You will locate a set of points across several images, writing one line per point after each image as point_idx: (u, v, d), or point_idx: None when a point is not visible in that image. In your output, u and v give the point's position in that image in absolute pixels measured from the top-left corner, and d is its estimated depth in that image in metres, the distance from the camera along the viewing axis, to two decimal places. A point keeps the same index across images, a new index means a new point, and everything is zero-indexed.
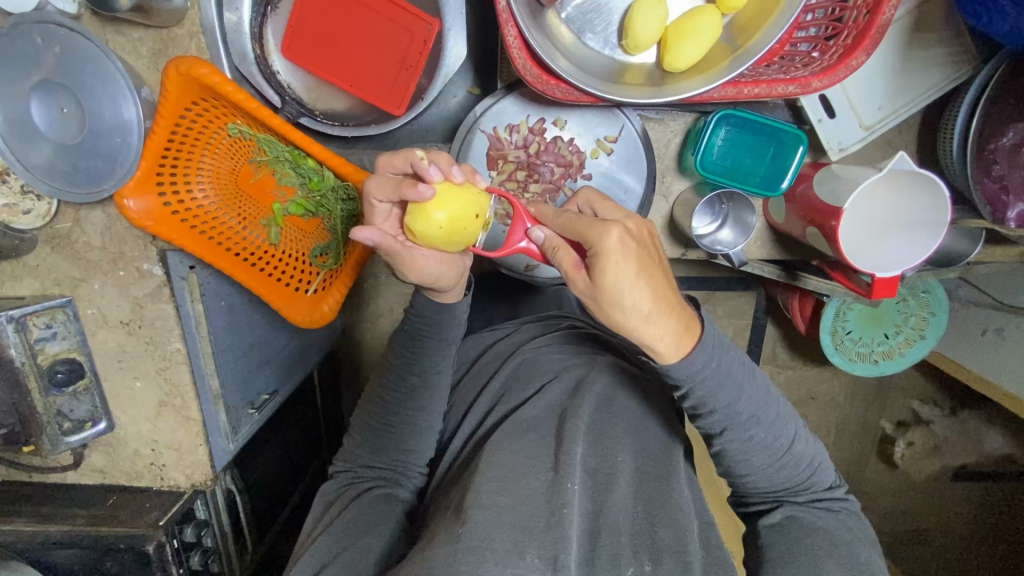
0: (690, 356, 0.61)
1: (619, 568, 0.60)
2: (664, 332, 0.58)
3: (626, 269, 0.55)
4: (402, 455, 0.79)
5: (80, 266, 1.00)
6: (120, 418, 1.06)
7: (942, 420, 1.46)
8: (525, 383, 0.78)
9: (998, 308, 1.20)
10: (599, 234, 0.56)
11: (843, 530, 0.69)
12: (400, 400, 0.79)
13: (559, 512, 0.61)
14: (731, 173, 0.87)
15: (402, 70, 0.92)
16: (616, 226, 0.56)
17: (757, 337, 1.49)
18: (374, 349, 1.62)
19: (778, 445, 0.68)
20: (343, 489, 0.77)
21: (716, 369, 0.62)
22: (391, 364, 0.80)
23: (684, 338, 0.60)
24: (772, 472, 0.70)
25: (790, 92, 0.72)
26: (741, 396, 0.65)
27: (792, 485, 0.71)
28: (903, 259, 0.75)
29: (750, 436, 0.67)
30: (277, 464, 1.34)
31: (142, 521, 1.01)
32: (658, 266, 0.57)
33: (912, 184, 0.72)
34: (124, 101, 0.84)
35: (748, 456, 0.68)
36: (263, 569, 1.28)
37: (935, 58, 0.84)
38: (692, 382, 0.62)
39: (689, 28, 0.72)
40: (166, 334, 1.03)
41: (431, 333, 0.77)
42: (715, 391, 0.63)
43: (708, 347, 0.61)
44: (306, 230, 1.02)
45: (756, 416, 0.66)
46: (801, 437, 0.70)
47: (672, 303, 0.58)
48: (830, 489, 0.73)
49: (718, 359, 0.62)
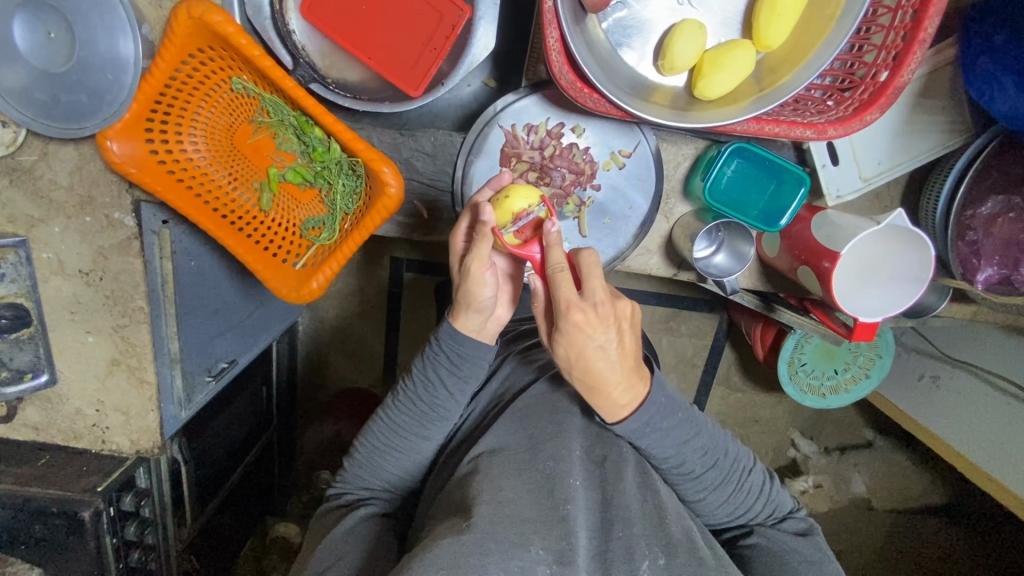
0: (624, 421, 0.72)
1: (633, 564, 0.60)
2: (610, 399, 0.70)
3: (574, 348, 0.67)
4: (400, 478, 0.82)
5: (40, 206, 0.91)
6: (64, 373, 0.98)
7: (818, 456, 1.64)
8: (520, 381, 0.86)
9: (937, 357, 1.28)
10: (563, 313, 0.66)
11: (814, 549, 0.77)
12: (410, 427, 0.80)
13: (564, 508, 0.63)
14: (734, 204, 0.89)
15: (425, 52, 0.89)
16: (578, 315, 0.66)
17: (715, 358, 1.55)
18: (337, 329, 1.58)
19: (732, 485, 0.78)
20: (342, 509, 0.79)
21: (653, 431, 0.72)
22: (403, 389, 0.81)
23: (627, 408, 0.71)
24: (728, 509, 0.78)
25: (806, 136, 0.75)
26: (691, 441, 0.75)
27: (755, 517, 0.80)
28: (883, 308, 0.80)
29: (697, 475, 0.76)
30: (227, 436, 1.27)
31: (79, 485, 0.95)
32: (603, 355, 0.67)
33: (900, 240, 0.77)
34: (122, 36, 0.78)
35: (704, 497, 0.78)
36: (198, 544, 1.22)
37: (933, 125, 0.90)
38: (632, 436, 0.73)
39: (724, 59, 0.74)
40: (129, 290, 0.94)
41: (449, 371, 0.78)
42: (657, 446, 0.73)
43: (646, 413, 0.72)
44: (301, 201, 0.96)
45: (706, 460, 0.76)
46: (755, 470, 0.81)
47: (615, 379, 0.69)
48: (793, 514, 0.81)
49: (656, 422, 0.72)
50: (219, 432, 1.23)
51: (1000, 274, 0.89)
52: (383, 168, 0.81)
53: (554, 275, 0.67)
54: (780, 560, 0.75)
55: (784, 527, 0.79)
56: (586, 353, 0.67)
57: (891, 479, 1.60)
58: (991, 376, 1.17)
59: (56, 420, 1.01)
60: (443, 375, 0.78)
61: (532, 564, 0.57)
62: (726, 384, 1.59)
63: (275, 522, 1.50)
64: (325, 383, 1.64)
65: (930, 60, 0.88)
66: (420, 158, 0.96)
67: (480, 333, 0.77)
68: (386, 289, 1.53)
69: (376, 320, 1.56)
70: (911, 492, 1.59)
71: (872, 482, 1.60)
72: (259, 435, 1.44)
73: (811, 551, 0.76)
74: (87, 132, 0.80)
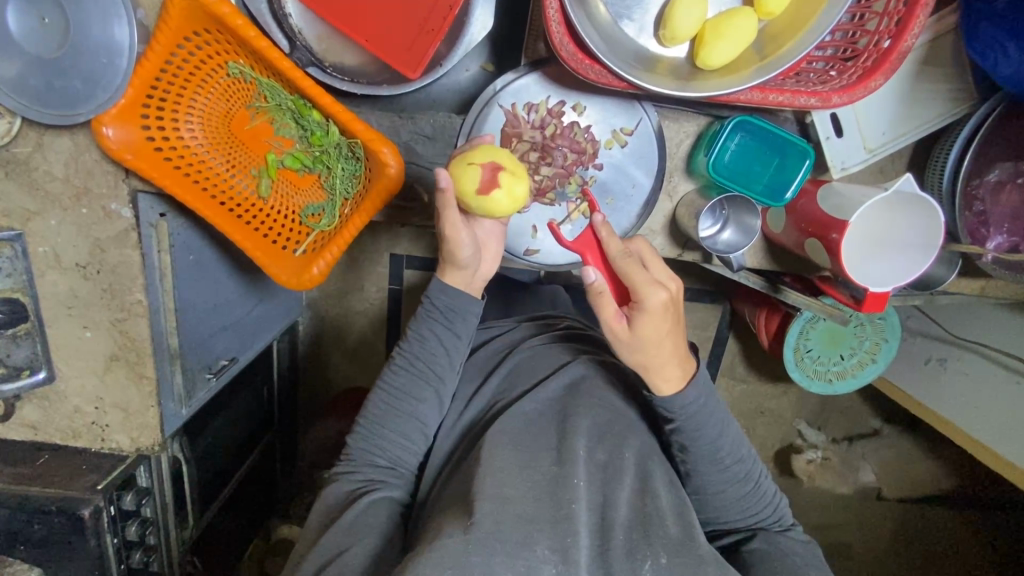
0: (683, 394, 0.72)
1: (636, 564, 0.60)
2: (671, 372, 0.72)
3: (667, 323, 0.68)
4: (406, 453, 0.81)
5: (36, 198, 0.89)
6: (63, 369, 0.97)
7: (832, 446, 1.58)
8: (526, 381, 0.84)
9: (946, 341, 1.27)
10: (651, 291, 0.67)
11: (813, 556, 0.75)
12: (408, 389, 0.81)
13: (568, 506, 0.63)
14: (738, 179, 0.89)
15: (422, 33, 0.89)
16: (664, 289, 0.68)
17: (720, 347, 1.54)
18: (336, 327, 1.56)
19: (750, 485, 0.76)
20: (349, 493, 0.77)
21: (698, 411, 0.73)
22: (399, 355, 0.83)
23: (682, 380, 0.73)
24: (742, 507, 0.76)
25: (811, 104, 0.75)
26: (724, 435, 0.75)
27: (764, 522, 0.77)
28: (893, 277, 0.79)
29: (724, 467, 0.75)
30: (228, 434, 1.25)
31: (79, 484, 0.93)
32: (679, 323, 0.71)
33: (908, 207, 0.76)
34: (117, 20, 0.77)
35: (721, 490, 0.76)
36: (199, 547, 1.20)
37: (936, 93, 0.90)
38: (684, 416, 0.73)
39: (726, 26, 0.73)
40: (127, 283, 0.92)
41: (443, 327, 0.81)
42: (699, 428, 0.73)
43: (698, 388, 0.73)
44: (300, 186, 0.95)
45: (736, 456, 0.75)
46: (766, 477, 0.78)
47: (679, 353, 0.71)
48: (795, 526, 0.78)
49: (704, 401, 0.73)
50: (220, 431, 1.21)
51: (1009, 241, 0.91)
52: (382, 148, 0.81)
53: (626, 262, 0.70)
54: (783, 561, 0.71)
55: (789, 535, 0.76)
56: (666, 333, 0.69)
57: (901, 466, 1.57)
58: (996, 354, 1.16)
59: (55, 419, 0.99)
60: (439, 331, 0.81)
61: (537, 564, 0.57)
62: (731, 374, 1.57)
63: (278, 525, 1.48)
64: (325, 383, 1.61)
65: (930, 28, 0.88)
66: (419, 141, 0.96)
67: (469, 286, 0.82)
68: (386, 287, 1.51)
69: (379, 319, 1.55)
70: (919, 480, 1.57)
71: (883, 471, 1.57)
72: (260, 435, 1.41)
73: (810, 557, 0.74)
74: (82, 119, 0.79)
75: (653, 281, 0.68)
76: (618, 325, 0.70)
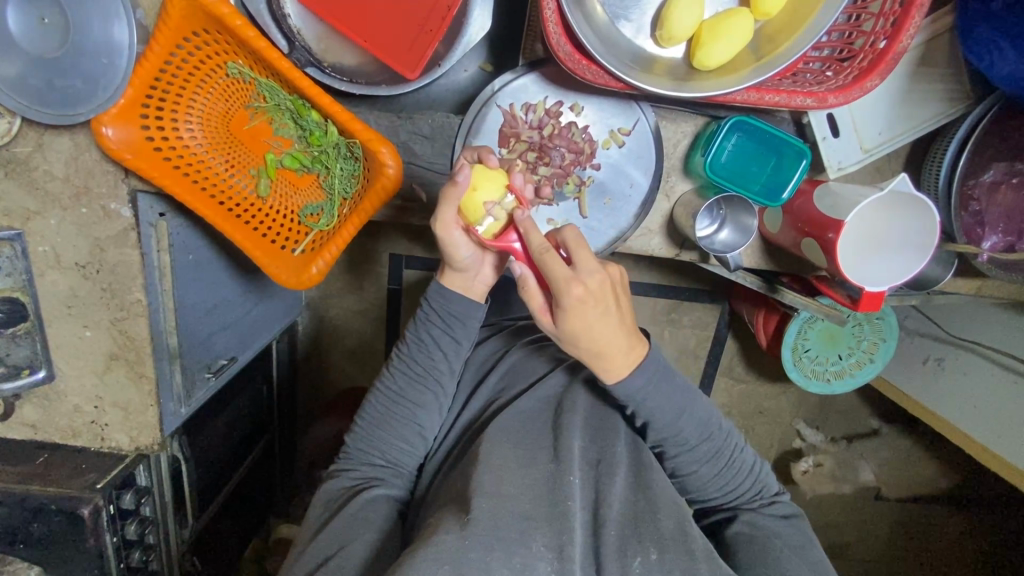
0: (630, 378, 0.70)
1: (628, 561, 0.61)
2: (612, 358, 0.69)
3: (588, 318, 0.64)
4: (404, 453, 0.81)
5: (36, 197, 0.90)
6: (63, 368, 0.97)
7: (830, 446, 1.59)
8: (523, 379, 0.85)
9: (943, 341, 1.27)
10: (564, 288, 0.63)
11: (797, 533, 0.74)
12: (407, 392, 0.81)
13: (564, 504, 0.63)
14: (735, 179, 0.89)
15: (421, 33, 0.89)
16: (579, 283, 0.63)
17: (719, 347, 1.54)
18: (335, 327, 1.56)
19: (723, 461, 0.76)
20: (346, 490, 0.77)
21: (656, 393, 0.71)
22: (398, 357, 0.83)
23: (628, 365, 0.70)
24: (720, 485, 0.77)
25: (807, 105, 0.75)
26: (686, 414, 0.74)
27: (745, 498, 0.77)
28: (888, 277, 0.79)
29: (693, 447, 0.75)
30: (228, 433, 1.25)
31: (78, 483, 0.93)
32: (611, 314, 0.66)
33: (902, 206, 0.76)
34: (117, 20, 0.77)
35: (696, 470, 0.76)
36: (199, 546, 1.20)
37: (932, 93, 0.90)
38: (636, 401, 0.72)
39: (722, 27, 0.73)
40: (126, 282, 0.92)
41: (440, 331, 0.81)
42: (660, 411, 0.72)
43: (647, 371, 0.71)
44: (299, 186, 0.96)
45: (704, 432, 0.75)
46: (745, 450, 0.79)
47: (619, 341, 0.68)
48: (780, 497, 0.79)
49: (658, 384, 0.71)
50: (220, 431, 1.21)
51: (1004, 241, 0.92)
52: (380, 148, 0.81)
53: (542, 257, 0.65)
54: (767, 547, 0.71)
55: (770, 511, 0.76)
56: (593, 325, 0.65)
57: (898, 466, 1.57)
58: (993, 353, 1.16)
59: (54, 418, 0.99)
60: (437, 335, 0.81)
61: (533, 561, 0.57)
62: (730, 374, 1.58)
63: (278, 525, 1.48)
64: (325, 383, 1.62)
65: (927, 29, 0.88)
66: (418, 141, 0.97)
67: (469, 290, 0.81)
68: (385, 287, 1.51)
69: (378, 319, 1.55)
70: (917, 479, 1.57)
71: (881, 471, 1.57)
72: (260, 435, 1.42)
73: (791, 534, 0.74)
74: (81, 118, 0.79)
75: (567, 276, 0.63)
76: (543, 317, 0.68)
